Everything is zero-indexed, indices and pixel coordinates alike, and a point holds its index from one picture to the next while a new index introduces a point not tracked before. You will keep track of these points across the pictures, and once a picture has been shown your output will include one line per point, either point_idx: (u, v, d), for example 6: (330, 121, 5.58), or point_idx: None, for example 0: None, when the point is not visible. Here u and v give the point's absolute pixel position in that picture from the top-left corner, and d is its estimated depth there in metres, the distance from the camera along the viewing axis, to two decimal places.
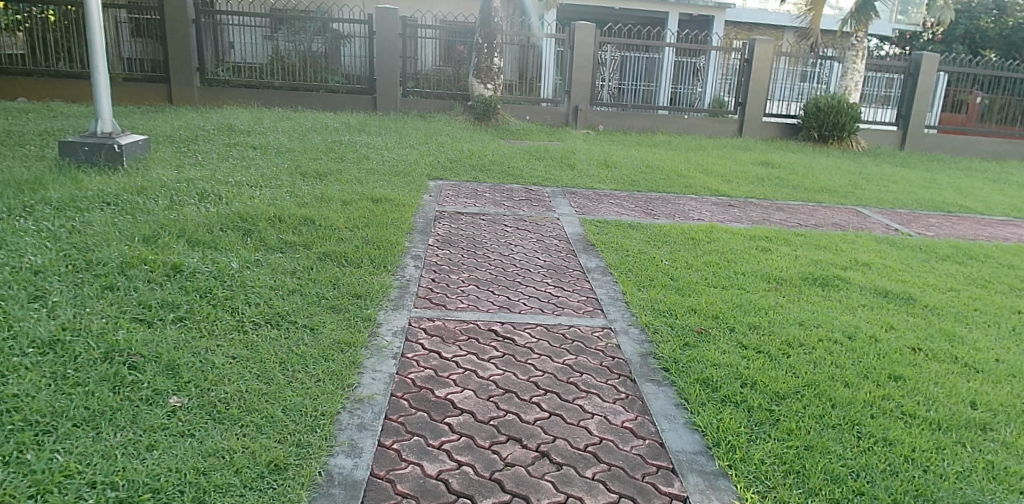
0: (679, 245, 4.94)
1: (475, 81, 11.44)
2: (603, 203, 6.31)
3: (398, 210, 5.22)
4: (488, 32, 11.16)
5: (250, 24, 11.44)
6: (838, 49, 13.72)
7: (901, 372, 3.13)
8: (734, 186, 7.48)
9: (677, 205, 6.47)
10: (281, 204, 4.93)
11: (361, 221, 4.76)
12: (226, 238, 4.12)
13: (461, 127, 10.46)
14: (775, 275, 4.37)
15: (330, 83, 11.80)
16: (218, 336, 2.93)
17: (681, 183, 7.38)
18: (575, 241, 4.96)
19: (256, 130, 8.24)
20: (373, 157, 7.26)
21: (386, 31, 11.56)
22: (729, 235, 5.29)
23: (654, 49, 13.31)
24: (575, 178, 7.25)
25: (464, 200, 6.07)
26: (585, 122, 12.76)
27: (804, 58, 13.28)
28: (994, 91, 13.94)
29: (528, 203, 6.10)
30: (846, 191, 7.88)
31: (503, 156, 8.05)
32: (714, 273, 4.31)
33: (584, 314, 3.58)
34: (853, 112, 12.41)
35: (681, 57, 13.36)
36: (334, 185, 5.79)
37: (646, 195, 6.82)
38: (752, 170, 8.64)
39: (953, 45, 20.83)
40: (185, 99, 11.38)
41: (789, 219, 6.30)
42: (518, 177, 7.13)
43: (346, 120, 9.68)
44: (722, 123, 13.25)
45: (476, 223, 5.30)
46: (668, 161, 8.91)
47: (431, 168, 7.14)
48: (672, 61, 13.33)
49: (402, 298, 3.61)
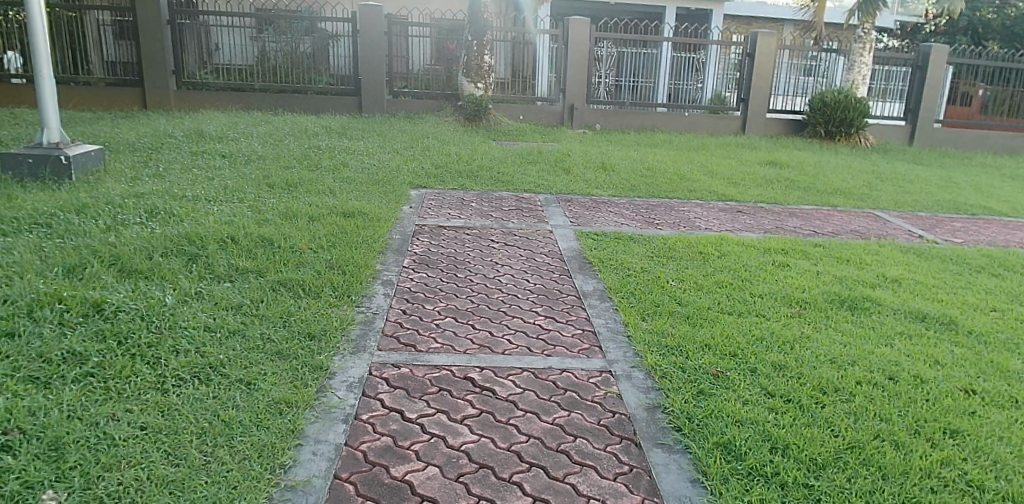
0: (687, 262, 4.41)
1: (465, 80, 10.90)
2: (601, 211, 5.78)
3: (371, 226, 4.69)
4: (477, 29, 10.60)
5: (233, 25, 10.79)
6: (842, 41, 13.17)
7: (958, 425, 2.60)
8: (741, 190, 6.95)
9: (681, 212, 5.95)
10: (238, 222, 4.40)
11: (327, 241, 4.23)
12: (166, 266, 3.58)
13: (450, 129, 9.95)
14: (797, 298, 3.83)
15: (316, 84, 11.25)
16: (129, 399, 2.40)
17: (685, 187, 6.85)
18: (570, 259, 4.42)
19: (230, 136, 7.72)
20: (353, 164, 6.73)
21: (371, 30, 11.01)
22: (740, 248, 4.77)
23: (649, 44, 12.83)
24: (569, 183, 6.73)
25: (447, 211, 5.54)
26: (581, 121, 12.25)
27: (807, 51, 12.70)
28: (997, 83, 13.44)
29: (518, 213, 5.57)
30: (861, 193, 7.35)
31: (494, 160, 7.53)
32: (727, 297, 3.77)
33: (579, 354, 3.03)
34: (861, 107, 11.89)
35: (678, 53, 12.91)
36: (305, 198, 5.26)
37: (647, 201, 6.29)
38: (760, 171, 8.11)
39: (957, 36, 20.26)
40: (161, 103, 10.89)
41: (804, 226, 5.78)
42: (508, 183, 6.60)
43: (327, 124, 9.15)
44: (725, 120, 12.72)
45: (458, 238, 4.76)
46: (670, 162, 8.37)
47: (415, 176, 6.61)
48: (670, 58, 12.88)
49: (365, 337, 3.07)
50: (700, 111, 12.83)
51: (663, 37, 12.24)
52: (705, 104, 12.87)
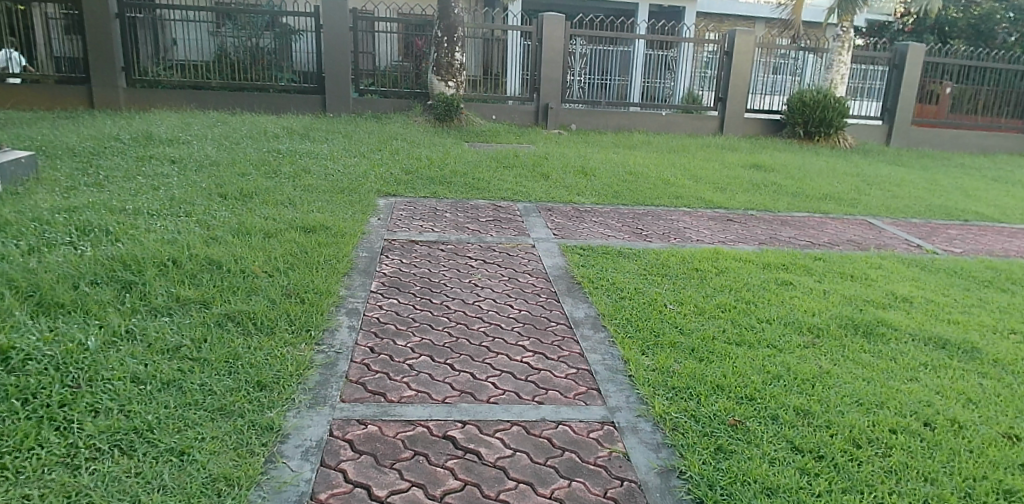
0: (684, 282, 4.04)
1: (435, 78, 10.41)
2: (585, 221, 5.40)
3: (336, 243, 4.23)
4: (448, 24, 10.11)
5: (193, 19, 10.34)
6: (817, 40, 13.04)
7: (1013, 485, 2.26)
8: (728, 196, 6.63)
9: (669, 221, 5.60)
10: (183, 241, 3.90)
11: (286, 263, 3.76)
12: (93, 297, 3.07)
13: (421, 130, 9.47)
14: (807, 324, 3.49)
15: (278, 82, 10.66)
16: (25, 482, 1.91)
17: (670, 193, 6.51)
18: (556, 278, 4.02)
19: (182, 139, 7.16)
20: (316, 170, 6.25)
21: (335, 25, 10.45)
22: (737, 264, 4.42)
23: (624, 42, 12.36)
24: (549, 190, 6.34)
25: (419, 223, 5.09)
26: (556, 121, 11.86)
27: (778, 49, 12.46)
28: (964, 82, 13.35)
29: (496, 224, 5.16)
30: (849, 198, 7.10)
31: (467, 164, 7.08)
32: (732, 324, 3.41)
33: (576, 401, 2.63)
34: (839, 107, 11.76)
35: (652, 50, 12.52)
36: (262, 210, 4.77)
37: (631, 209, 5.94)
38: (744, 175, 7.83)
39: (924, 35, 20.29)
40: (109, 103, 10.16)
41: (799, 236, 5.49)
42: (484, 190, 6.18)
43: (289, 124, 8.62)
44: (702, 120, 12.47)
45: (432, 256, 4.32)
46: (650, 165, 8.03)
47: (384, 182, 6.15)
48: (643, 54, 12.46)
49: (326, 384, 2.61)
50: (676, 111, 12.52)
51: (637, 34, 11.86)
52: (677, 103, 12.49)
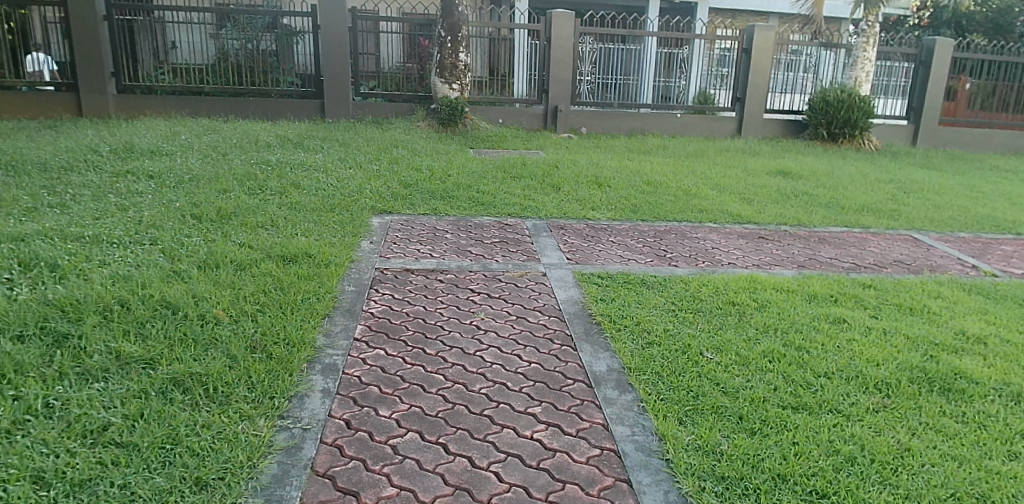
0: (721, 322, 3.46)
1: (439, 81, 9.86)
2: (601, 242, 4.84)
3: (318, 276, 3.68)
4: (451, 23, 9.58)
5: (192, 21, 9.73)
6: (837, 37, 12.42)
7: None
8: (757, 209, 6.06)
9: (695, 240, 5.04)
10: (139, 277, 3.36)
11: (256, 305, 3.22)
12: (12, 355, 2.52)
13: (422, 136, 8.94)
14: (872, 381, 2.93)
15: (277, 86, 10.14)
16: None
17: (694, 206, 5.95)
18: (572, 317, 3.45)
19: (165, 150, 6.64)
20: (306, 184, 5.72)
21: (334, 25, 9.92)
22: (780, 296, 3.85)
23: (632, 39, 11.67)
24: (560, 204, 5.78)
25: (415, 246, 4.54)
26: (566, 124, 11.28)
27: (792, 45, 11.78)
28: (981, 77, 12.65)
29: (502, 247, 4.61)
30: (888, 209, 6.50)
31: (471, 175, 6.53)
32: (784, 382, 2.86)
33: (601, 501, 2.08)
34: (865, 107, 11.15)
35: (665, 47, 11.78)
36: (237, 235, 4.24)
37: (651, 225, 5.38)
38: (770, 183, 7.24)
39: (941, 29, 19.47)
40: (98, 110, 9.66)
41: (841, 258, 4.92)
42: (489, 205, 5.63)
43: (283, 132, 8.10)
44: (719, 122, 11.87)
45: (428, 288, 3.76)
46: (669, 173, 7.45)
47: (379, 198, 5.61)
48: (656, 52, 11.74)
49: (284, 481, 2.07)
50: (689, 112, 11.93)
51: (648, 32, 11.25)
52: (690, 104, 11.89)
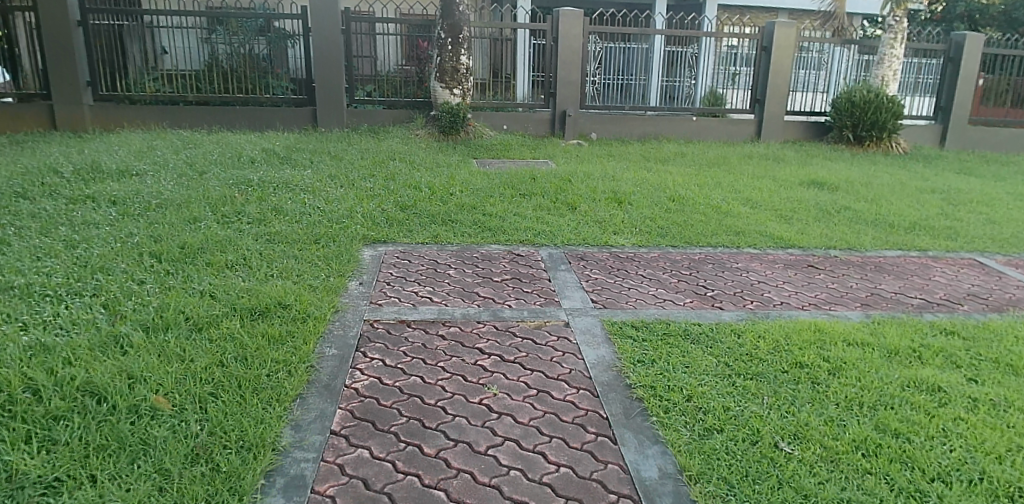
0: (790, 396, 2.80)
1: (438, 86, 9.18)
2: (629, 277, 4.16)
3: (292, 337, 3.00)
4: (452, 24, 8.91)
5: (181, 26, 9.09)
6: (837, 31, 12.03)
7: None
8: (798, 230, 5.39)
9: (737, 273, 4.38)
10: (64, 348, 2.68)
11: (208, 386, 2.54)
12: None
13: (422, 146, 8.28)
14: (1002, 487, 2.25)
15: (269, 93, 9.50)
16: None
17: (727, 228, 5.30)
18: (607, 390, 2.78)
19: (136, 169, 5.97)
20: (289, 208, 5.06)
21: (326, 28, 9.25)
22: (855, 354, 3.19)
23: (640, 38, 11.04)
24: (577, 227, 5.09)
25: (412, 286, 3.86)
26: (574, 130, 10.59)
27: (805, 42, 11.01)
28: (990, 72, 11.97)
29: (515, 286, 3.93)
30: (942, 226, 5.82)
31: (476, 192, 5.87)
32: (892, 493, 2.19)
33: None
34: (894, 108, 10.47)
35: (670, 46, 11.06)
36: (201, 280, 3.57)
37: (683, 252, 4.72)
38: (807, 196, 6.56)
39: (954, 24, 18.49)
40: (74, 123, 9.00)
41: (908, 293, 4.25)
42: (497, 230, 4.96)
43: (271, 145, 7.45)
44: (738, 125, 11.12)
45: (428, 349, 3.08)
46: (693, 186, 6.75)
47: (371, 224, 4.93)
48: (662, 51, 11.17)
49: None
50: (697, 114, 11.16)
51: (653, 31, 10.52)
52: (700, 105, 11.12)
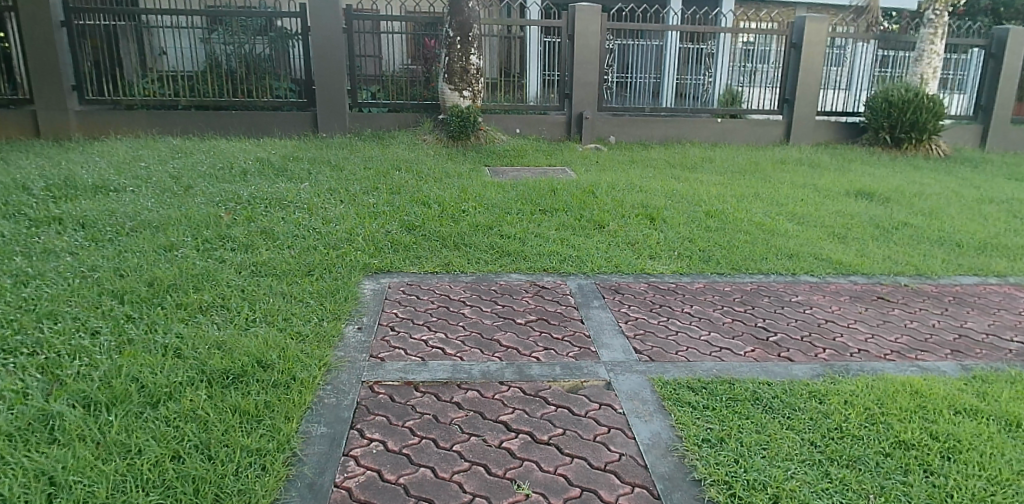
0: (905, 495, 2.19)
1: (447, 88, 8.60)
2: (675, 317, 3.53)
3: (271, 412, 2.41)
4: (461, 21, 8.30)
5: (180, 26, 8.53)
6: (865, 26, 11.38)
7: None
8: (856, 252, 4.76)
9: (800, 309, 3.75)
10: None
11: (155, 494, 1.95)
12: None
13: (430, 153, 7.68)
14: None
15: (271, 96, 8.92)
16: None
17: (776, 250, 4.67)
18: (671, 489, 2.16)
19: (114, 185, 5.41)
20: (280, 231, 4.49)
21: (326, 26, 8.65)
22: (969, 429, 2.57)
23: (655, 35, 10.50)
24: (607, 250, 4.48)
25: (420, 332, 3.24)
26: (592, 134, 9.98)
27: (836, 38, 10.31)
28: None
29: (543, 329, 3.31)
30: (1016, 245, 5.15)
31: (491, 209, 5.26)
32: None
33: None
34: (934, 107, 9.79)
35: (686, 43, 10.43)
36: (167, 330, 2.97)
37: (733, 282, 4.10)
38: (857, 210, 5.92)
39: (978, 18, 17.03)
40: (59, 129, 8.46)
41: (1005, 334, 3.60)
42: (517, 254, 4.34)
43: (266, 154, 6.88)
44: (764, 126, 10.43)
45: (440, 424, 2.47)
46: (729, 198, 6.11)
47: (374, 249, 4.33)
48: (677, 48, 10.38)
49: None
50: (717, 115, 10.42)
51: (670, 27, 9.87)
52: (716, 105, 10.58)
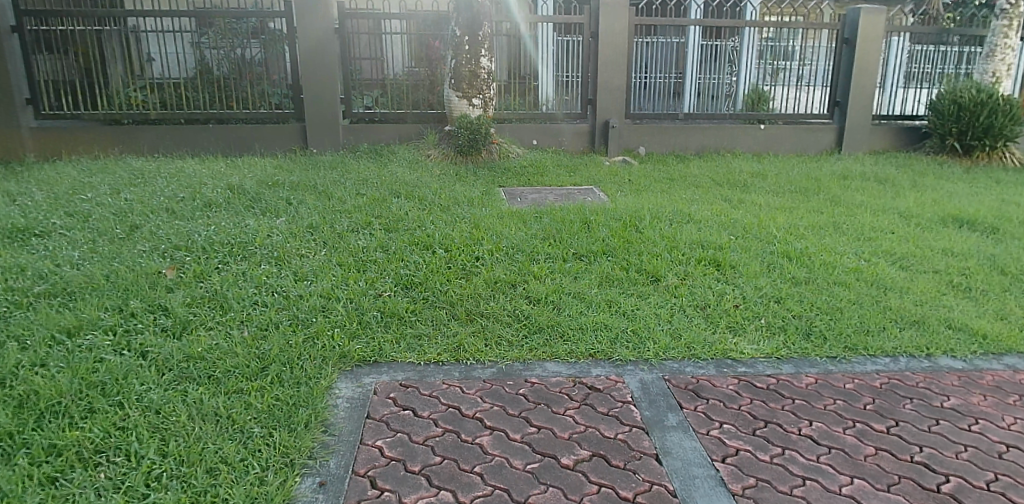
0: None
1: (454, 95, 7.45)
2: (794, 448, 2.39)
3: None
4: (469, 18, 7.18)
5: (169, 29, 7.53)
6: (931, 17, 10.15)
7: None
8: (996, 317, 3.58)
9: (966, 427, 2.59)
10: None
11: None
12: None
13: (434, 173, 6.54)
14: None
15: (264, 106, 7.86)
16: None
17: (893, 315, 3.50)
18: None
19: (39, 226, 4.34)
20: (234, 296, 3.37)
21: (316, 25, 7.53)
22: None
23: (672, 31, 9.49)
24: (671, 320, 3.33)
25: (415, 489, 2.11)
26: (619, 144, 8.81)
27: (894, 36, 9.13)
28: None
29: (601, 480, 2.18)
30: None
31: (512, 255, 4.12)
32: None
33: None
34: (1011, 110, 8.56)
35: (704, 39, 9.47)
36: None
37: (856, 375, 2.93)
38: (968, 246, 4.70)
39: None
40: (9, 149, 7.40)
41: None
42: (550, 329, 3.20)
43: (239, 178, 5.78)
44: (815, 133, 9.17)
45: None
46: (804, 231, 4.94)
47: (358, 324, 3.21)
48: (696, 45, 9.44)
49: None
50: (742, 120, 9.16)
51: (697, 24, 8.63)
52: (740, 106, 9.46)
